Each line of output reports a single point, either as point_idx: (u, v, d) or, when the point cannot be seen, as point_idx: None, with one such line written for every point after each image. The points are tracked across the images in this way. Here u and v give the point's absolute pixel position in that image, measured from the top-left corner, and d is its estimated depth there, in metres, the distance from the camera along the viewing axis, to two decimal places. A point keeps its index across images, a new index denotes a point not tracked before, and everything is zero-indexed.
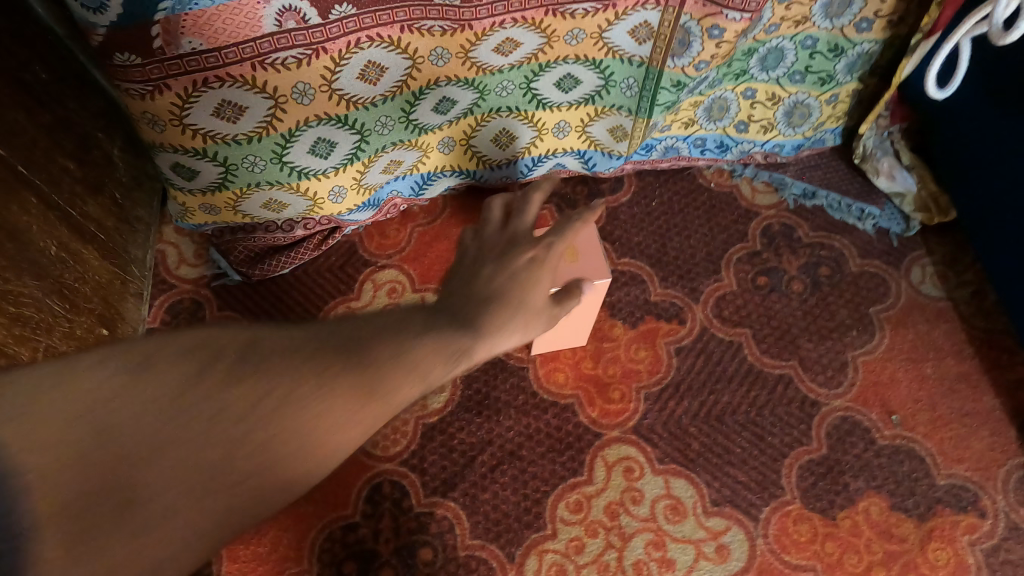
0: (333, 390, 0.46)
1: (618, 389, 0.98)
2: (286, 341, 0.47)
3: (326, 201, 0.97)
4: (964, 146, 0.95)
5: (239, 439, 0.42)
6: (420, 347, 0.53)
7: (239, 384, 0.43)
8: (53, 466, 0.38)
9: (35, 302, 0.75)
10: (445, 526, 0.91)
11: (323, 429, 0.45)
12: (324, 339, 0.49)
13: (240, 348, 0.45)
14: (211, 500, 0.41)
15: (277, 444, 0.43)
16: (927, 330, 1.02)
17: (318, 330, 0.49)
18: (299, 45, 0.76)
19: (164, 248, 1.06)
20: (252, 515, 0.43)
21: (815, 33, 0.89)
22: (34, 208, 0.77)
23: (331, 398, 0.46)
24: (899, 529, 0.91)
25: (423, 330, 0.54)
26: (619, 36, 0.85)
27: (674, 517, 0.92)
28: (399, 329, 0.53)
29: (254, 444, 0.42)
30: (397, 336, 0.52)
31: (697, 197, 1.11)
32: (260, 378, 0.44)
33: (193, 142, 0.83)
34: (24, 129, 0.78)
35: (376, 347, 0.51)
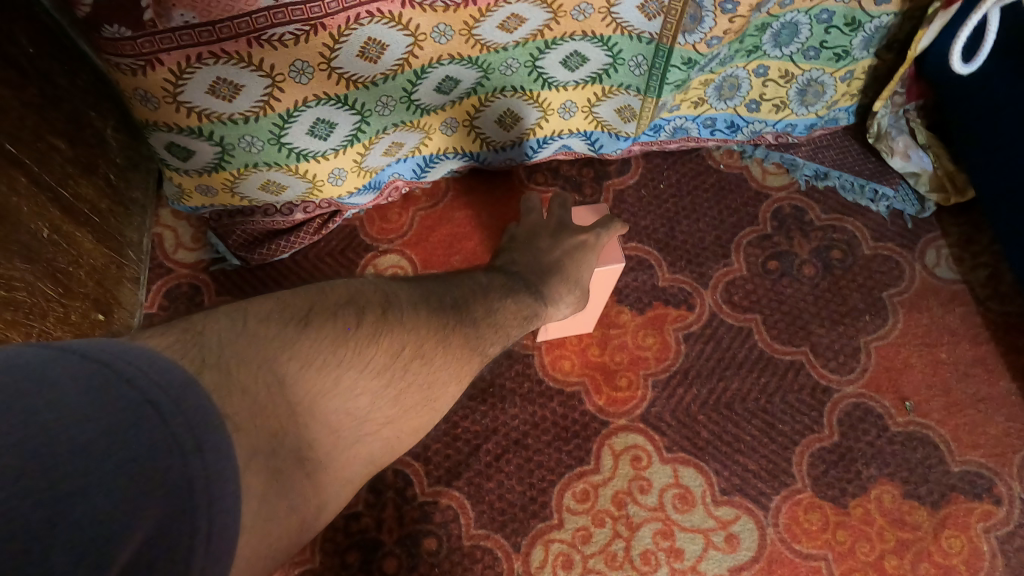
0: (455, 346, 0.63)
1: (626, 375, 0.96)
2: (417, 307, 0.62)
3: (325, 184, 0.95)
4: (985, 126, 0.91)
5: (391, 386, 0.55)
6: (500, 315, 0.69)
7: (390, 341, 0.57)
8: (247, 420, 0.42)
9: (27, 286, 0.73)
10: (450, 516, 0.90)
11: (439, 385, 0.61)
12: (431, 312, 0.62)
13: (372, 320, 0.56)
14: (368, 439, 0.54)
15: (415, 390, 0.58)
16: (942, 314, 0.99)
17: (430, 287, 0.67)
18: (296, 20, 0.73)
19: (161, 232, 1.04)
20: (393, 449, 0.58)
21: (831, 6, 0.86)
22: (25, 188, 0.75)
23: (450, 354, 0.62)
24: (912, 517, 0.90)
25: (503, 294, 0.71)
26: (628, 11, 0.82)
27: (682, 507, 0.91)
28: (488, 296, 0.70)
29: (402, 389, 0.57)
30: (479, 300, 0.68)
31: (706, 179, 1.08)
32: (398, 339, 0.57)
33: (188, 120, 0.80)
34: (13, 107, 0.76)
35: (468, 313, 0.66)
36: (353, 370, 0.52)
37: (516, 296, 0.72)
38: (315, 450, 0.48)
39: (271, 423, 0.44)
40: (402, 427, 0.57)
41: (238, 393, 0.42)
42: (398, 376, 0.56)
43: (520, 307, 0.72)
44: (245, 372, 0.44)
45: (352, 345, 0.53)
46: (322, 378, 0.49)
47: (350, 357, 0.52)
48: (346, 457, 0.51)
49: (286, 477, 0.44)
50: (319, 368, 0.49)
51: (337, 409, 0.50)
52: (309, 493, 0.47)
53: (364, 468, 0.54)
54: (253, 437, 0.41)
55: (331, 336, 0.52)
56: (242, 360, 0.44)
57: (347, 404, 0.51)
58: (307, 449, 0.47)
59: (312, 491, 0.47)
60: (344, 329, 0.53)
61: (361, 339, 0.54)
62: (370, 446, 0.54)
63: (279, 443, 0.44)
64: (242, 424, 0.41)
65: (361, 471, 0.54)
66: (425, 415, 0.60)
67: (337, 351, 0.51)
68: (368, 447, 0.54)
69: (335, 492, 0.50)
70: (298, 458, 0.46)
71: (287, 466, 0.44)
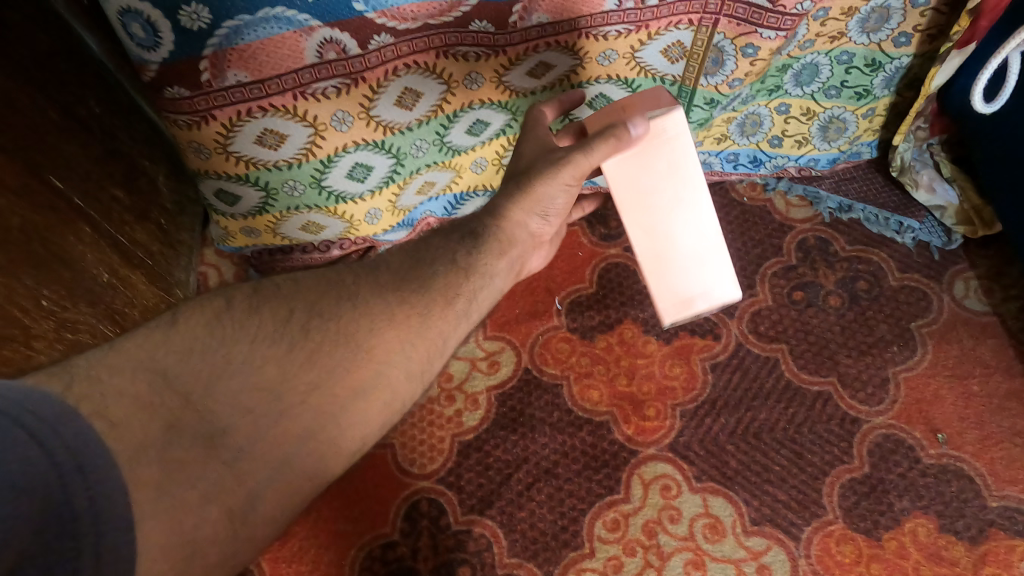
0: (372, 296, 0.62)
1: (654, 406, 0.98)
2: (308, 277, 0.62)
3: (362, 222, 1.00)
4: (1008, 163, 0.93)
5: (294, 353, 0.57)
6: (458, 264, 0.66)
7: (276, 311, 0.58)
8: (127, 417, 0.48)
9: (88, 328, 0.81)
10: (483, 544, 0.92)
11: (363, 335, 0.60)
12: (339, 277, 0.62)
13: (252, 297, 0.58)
14: (292, 411, 0.55)
15: (327, 346, 0.58)
16: (972, 345, 0.99)
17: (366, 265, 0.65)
18: (338, 75, 0.79)
19: (205, 270, 1.09)
20: (338, 414, 0.57)
21: (851, 48, 0.89)
22: (88, 236, 0.81)
23: (364, 304, 0.61)
24: (949, 553, 0.89)
25: (464, 244, 0.67)
26: (651, 55, 0.86)
27: (713, 537, 0.91)
28: (437, 249, 0.66)
29: (309, 351, 0.57)
30: (422, 254, 0.66)
31: (729, 212, 1.10)
32: (283, 306, 0.58)
33: (236, 168, 0.85)
34: (78, 161, 0.82)
35: (397, 270, 0.64)
36: (240, 347, 0.55)
37: (477, 242, 0.67)
38: (224, 434, 0.52)
39: (153, 417, 0.49)
40: (334, 389, 0.57)
41: (109, 395, 0.48)
42: (297, 342, 0.57)
43: (486, 259, 0.67)
44: (118, 378, 0.49)
45: (231, 325, 0.55)
46: (204, 364, 0.53)
47: (231, 337, 0.55)
48: (270, 434, 0.54)
49: (188, 463, 0.50)
50: (195, 356, 0.53)
51: (236, 389, 0.53)
52: (225, 477, 0.51)
53: (317, 444, 0.56)
54: (130, 431, 0.48)
55: (204, 324, 0.54)
56: (114, 370, 0.50)
57: (243, 380, 0.54)
58: (212, 433, 0.52)
59: (231, 475, 0.51)
60: (222, 312, 0.56)
61: (239, 317, 0.56)
62: (300, 418, 0.55)
63: (173, 436, 0.50)
64: (106, 419, 0.47)
65: (309, 444, 0.55)
66: (361, 372, 0.59)
67: (214, 334, 0.54)
68: (301, 419, 0.55)
69: (272, 473, 0.53)
70: (205, 442, 0.51)
71: (190, 454, 0.50)
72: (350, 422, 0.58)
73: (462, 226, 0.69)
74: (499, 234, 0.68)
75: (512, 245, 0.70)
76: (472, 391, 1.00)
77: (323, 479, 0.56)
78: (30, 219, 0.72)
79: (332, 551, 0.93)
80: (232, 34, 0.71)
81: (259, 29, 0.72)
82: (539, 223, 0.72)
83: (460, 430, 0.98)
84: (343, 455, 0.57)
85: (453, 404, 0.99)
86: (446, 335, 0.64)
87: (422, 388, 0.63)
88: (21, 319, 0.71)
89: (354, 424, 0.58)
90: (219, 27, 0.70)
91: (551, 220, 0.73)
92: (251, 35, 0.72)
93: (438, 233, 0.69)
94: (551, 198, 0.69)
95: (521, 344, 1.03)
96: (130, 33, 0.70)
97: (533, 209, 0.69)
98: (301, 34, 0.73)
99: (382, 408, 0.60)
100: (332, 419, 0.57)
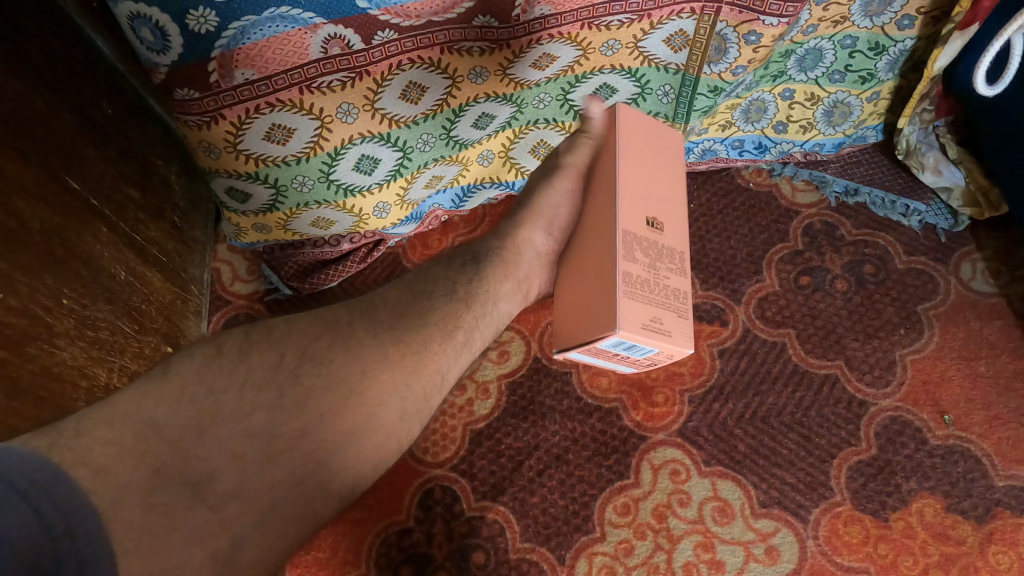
0: (367, 338, 0.63)
1: (662, 392, 0.99)
2: (306, 318, 0.64)
3: (371, 217, 1.00)
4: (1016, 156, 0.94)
5: (285, 398, 0.57)
6: (458, 294, 0.69)
7: (266, 355, 0.59)
8: (110, 461, 0.50)
9: (109, 325, 0.83)
10: (496, 530, 0.94)
11: (357, 379, 0.61)
12: (335, 320, 0.64)
13: (242, 341, 0.60)
14: (282, 459, 0.55)
15: (319, 391, 0.59)
16: (979, 327, 1.00)
17: (366, 303, 0.67)
18: (343, 68, 0.80)
19: (218, 266, 1.11)
20: (330, 458, 0.57)
21: (854, 32, 0.89)
22: (105, 234, 0.83)
23: (359, 347, 0.62)
24: (956, 532, 0.90)
25: (466, 270, 0.72)
26: (654, 45, 0.87)
27: (722, 519, 0.93)
28: (436, 279, 0.70)
29: (298, 396, 0.58)
30: (421, 287, 0.69)
31: (735, 198, 1.10)
32: (274, 350, 0.60)
33: (245, 165, 0.86)
34: (93, 162, 0.84)
35: (396, 307, 0.66)
36: (228, 395, 0.56)
37: (478, 266, 0.72)
38: (209, 480, 0.53)
39: (139, 462, 0.51)
40: (325, 437, 0.57)
41: (94, 444, 0.50)
42: (287, 387, 0.58)
43: (489, 282, 0.72)
44: (105, 428, 0.51)
45: (220, 371, 0.57)
46: (190, 413, 0.54)
47: (222, 384, 0.56)
48: (255, 480, 0.54)
49: (172, 508, 0.51)
50: (183, 403, 0.54)
51: (225, 436, 0.54)
52: (210, 522, 0.51)
53: (306, 490, 0.55)
54: (113, 475, 0.49)
55: (195, 372, 0.57)
56: (101, 423, 0.52)
57: (232, 427, 0.55)
58: (198, 481, 0.52)
59: (216, 521, 0.52)
60: (213, 357, 0.58)
61: (226, 364, 0.58)
62: (290, 464, 0.55)
63: (157, 481, 0.51)
64: (88, 467, 0.49)
65: (296, 490, 0.55)
66: (352, 416, 0.59)
67: (203, 381, 0.56)
68: (290, 467, 0.55)
69: (258, 518, 0.53)
70: (191, 490, 0.52)
71: (174, 499, 0.51)
72: (343, 466, 0.57)
73: (466, 253, 0.74)
74: (503, 254, 0.74)
75: (517, 265, 0.75)
76: (483, 380, 1.01)
77: (315, 522, 0.56)
78: (49, 220, 0.74)
79: (348, 538, 0.95)
80: (239, 35, 0.73)
81: (265, 28, 0.73)
82: (544, 238, 0.77)
83: (471, 419, 0.99)
84: (333, 499, 0.57)
85: (465, 393, 1.01)
86: (445, 368, 0.66)
87: (418, 425, 0.64)
88: (45, 318, 0.72)
89: (346, 467, 0.58)
90: (226, 29, 0.72)
91: (558, 236, 0.78)
92: (258, 35, 0.74)
93: (441, 261, 0.73)
94: (555, 208, 0.77)
95: (529, 333, 1.04)
96: (141, 38, 0.71)
97: (538, 220, 0.76)
98: (306, 31, 0.75)
99: (377, 449, 0.60)
100: (322, 466, 0.56)
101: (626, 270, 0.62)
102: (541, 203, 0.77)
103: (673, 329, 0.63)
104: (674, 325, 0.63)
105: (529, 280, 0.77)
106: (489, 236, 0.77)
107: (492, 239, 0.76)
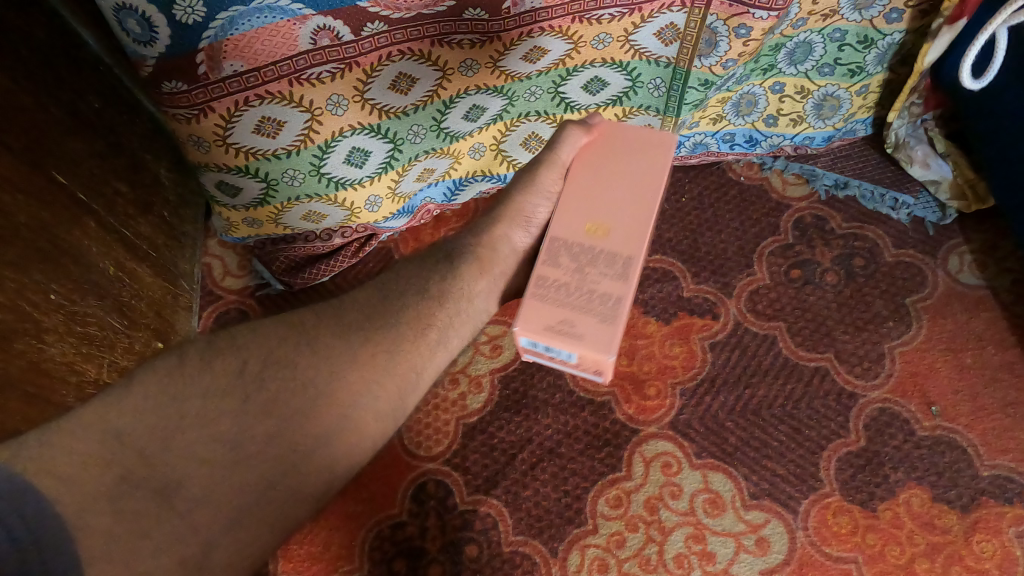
0: (333, 339, 0.64)
1: (654, 385, 1.00)
2: (268, 322, 0.65)
3: (363, 210, 1.00)
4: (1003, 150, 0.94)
5: (249, 403, 0.61)
6: (430, 293, 0.67)
7: (228, 362, 0.62)
8: (81, 471, 0.57)
9: (98, 321, 0.82)
10: (489, 523, 0.94)
11: (322, 383, 0.63)
12: (298, 321, 0.65)
13: (204, 350, 0.63)
14: (250, 463, 0.59)
15: (283, 395, 0.62)
16: (966, 319, 1.01)
17: (335, 305, 0.66)
18: (333, 60, 0.79)
19: (209, 261, 1.10)
20: (299, 462, 0.60)
21: (843, 26, 0.89)
22: (93, 229, 0.83)
23: (326, 348, 0.64)
24: (942, 521, 0.92)
25: (439, 267, 0.68)
26: (645, 38, 0.86)
27: (713, 511, 0.94)
28: (406, 279, 0.68)
29: (262, 402, 0.61)
30: (391, 288, 0.67)
31: (726, 192, 1.11)
32: (237, 357, 0.63)
33: (235, 159, 0.86)
34: (80, 156, 0.83)
35: (364, 308, 0.66)
36: (193, 404, 0.60)
37: (452, 264, 0.69)
38: (175, 488, 0.58)
39: (108, 471, 0.57)
40: (294, 438, 0.61)
41: (63, 455, 0.57)
42: (250, 394, 0.61)
43: (464, 280, 0.68)
44: (73, 443, 0.57)
45: (184, 380, 0.61)
46: (156, 424, 0.59)
47: (184, 395, 0.60)
48: (225, 483, 0.59)
49: (141, 513, 0.57)
50: (146, 417, 0.59)
51: (192, 442, 0.59)
52: (179, 525, 0.57)
53: (277, 494, 0.59)
54: (84, 482, 0.56)
55: (156, 384, 0.60)
56: (73, 431, 0.58)
57: (197, 433, 0.59)
58: (166, 486, 0.58)
59: (185, 524, 0.57)
60: (174, 368, 0.62)
61: (191, 373, 0.61)
62: (258, 467, 0.59)
63: (125, 486, 0.57)
64: (51, 477, 0.55)
65: (268, 494, 0.59)
66: (321, 417, 0.61)
67: (166, 393, 0.60)
68: (258, 470, 0.59)
69: (229, 521, 0.58)
70: (157, 495, 0.57)
71: (142, 505, 0.57)
72: (314, 467, 0.60)
73: (439, 251, 0.70)
74: (478, 251, 0.69)
75: (493, 263, 0.69)
76: (476, 374, 1.02)
77: (291, 523, 0.60)
78: (36, 215, 0.73)
79: (341, 532, 0.95)
80: (226, 25, 0.72)
81: (253, 19, 0.72)
82: (524, 236, 0.70)
83: (464, 413, 1.00)
84: (308, 499, 0.60)
85: (457, 387, 1.01)
86: (420, 367, 0.66)
87: (393, 424, 0.65)
88: (33, 314, 0.71)
89: (319, 468, 0.61)
90: (214, 19, 0.71)
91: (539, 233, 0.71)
92: (246, 26, 0.73)
93: (413, 260, 0.70)
94: (533, 208, 0.69)
95: None
96: (127, 29, 0.71)
97: (516, 220, 0.69)
98: (294, 22, 0.74)
99: (348, 447, 0.62)
100: (296, 466, 0.60)
101: (541, 275, 0.60)
102: (516, 204, 0.68)
103: (586, 330, 0.57)
104: (592, 331, 0.57)
105: (507, 279, 0.71)
106: (465, 233, 0.71)
107: (465, 234, 0.70)
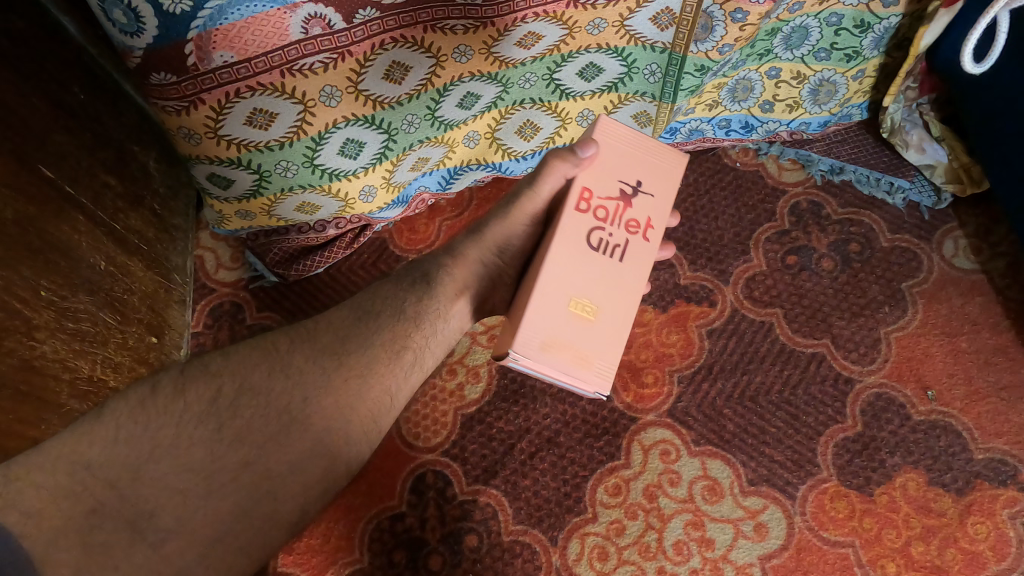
0: (307, 366, 0.65)
1: (652, 373, 1.00)
2: (241, 349, 0.66)
3: (357, 201, 0.99)
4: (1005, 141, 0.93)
5: (223, 432, 0.61)
6: (407, 314, 0.70)
7: (204, 388, 0.62)
8: (45, 504, 0.54)
9: (90, 317, 0.81)
10: (489, 513, 0.95)
11: (299, 407, 0.63)
12: (273, 346, 0.66)
13: (177, 379, 0.63)
14: (226, 490, 0.59)
15: (258, 422, 0.62)
16: (961, 304, 1.01)
17: (311, 329, 0.68)
18: (325, 49, 0.78)
19: (201, 253, 1.09)
20: (274, 488, 0.60)
21: (840, 9, 0.88)
22: (82, 224, 0.81)
23: (301, 376, 0.65)
24: (937, 505, 0.92)
25: (416, 287, 0.72)
26: (641, 23, 0.85)
27: (711, 498, 0.95)
28: (384, 299, 0.71)
29: (237, 430, 0.61)
30: (369, 308, 0.70)
31: (722, 178, 1.10)
32: (211, 385, 0.63)
33: (227, 151, 0.84)
34: (66, 149, 0.81)
35: (339, 331, 0.68)
36: (168, 432, 0.60)
37: (429, 285, 0.72)
38: (149, 517, 0.57)
39: (76, 504, 0.55)
40: (266, 466, 0.61)
41: (29, 488, 0.54)
42: (224, 421, 0.61)
43: (439, 303, 0.72)
44: (38, 475, 0.55)
45: (155, 408, 0.60)
46: (128, 452, 0.58)
47: (157, 421, 0.60)
48: (199, 514, 0.58)
49: (111, 546, 0.56)
50: (118, 445, 0.58)
51: (166, 472, 0.58)
52: (153, 559, 0.56)
53: (252, 520, 0.59)
54: (47, 518, 0.54)
55: (128, 413, 0.60)
56: (35, 467, 0.56)
57: (170, 464, 0.59)
58: (139, 518, 0.57)
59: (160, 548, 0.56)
60: (147, 397, 0.61)
61: (164, 401, 0.61)
62: (233, 497, 0.59)
63: (96, 519, 0.56)
64: (19, 512, 0.53)
65: (243, 521, 0.59)
66: (298, 444, 0.62)
67: (139, 420, 0.59)
68: (235, 497, 0.59)
69: (203, 549, 0.57)
70: (131, 528, 0.56)
71: (114, 538, 0.56)
72: (286, 493, 0.61)
73: (417, 269, 0.74)
74: (453, 271, 0.74)
75: (468, 284, 0.74)
76: (474, 364, 1.01)
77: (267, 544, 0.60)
78: (23, 210, 0.72)
79: (341, 525, 0.95)
80: (215, 14, 0.71)
81: (242, 7, 0.71)
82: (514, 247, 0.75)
83: (462, 404, 0.99)
84: (284, 525, 0.61)
85: (454, 378, 1.01)
86: (394, 390, 0.68)
87: (369, 446, 0.67)
88: (22, 311, 0.69)
89: (287, 500, 0.61)
90: (202, 8, 0.70)
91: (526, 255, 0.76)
92: (236, 14, 0.71)
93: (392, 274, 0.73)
94: (507, 237, 0.74)
95: None
96: (113, 20, 0.69)
97: (490, 248, 0.75)
98: (285, 11, 0.73)
99: (321, 477, 0.62)
100: (270, 493, 0.60)
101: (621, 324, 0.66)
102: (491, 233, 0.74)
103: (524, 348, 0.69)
104: None
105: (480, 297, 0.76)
106: (441, 249, 0.76)
107: (445, 252, 0.75)
